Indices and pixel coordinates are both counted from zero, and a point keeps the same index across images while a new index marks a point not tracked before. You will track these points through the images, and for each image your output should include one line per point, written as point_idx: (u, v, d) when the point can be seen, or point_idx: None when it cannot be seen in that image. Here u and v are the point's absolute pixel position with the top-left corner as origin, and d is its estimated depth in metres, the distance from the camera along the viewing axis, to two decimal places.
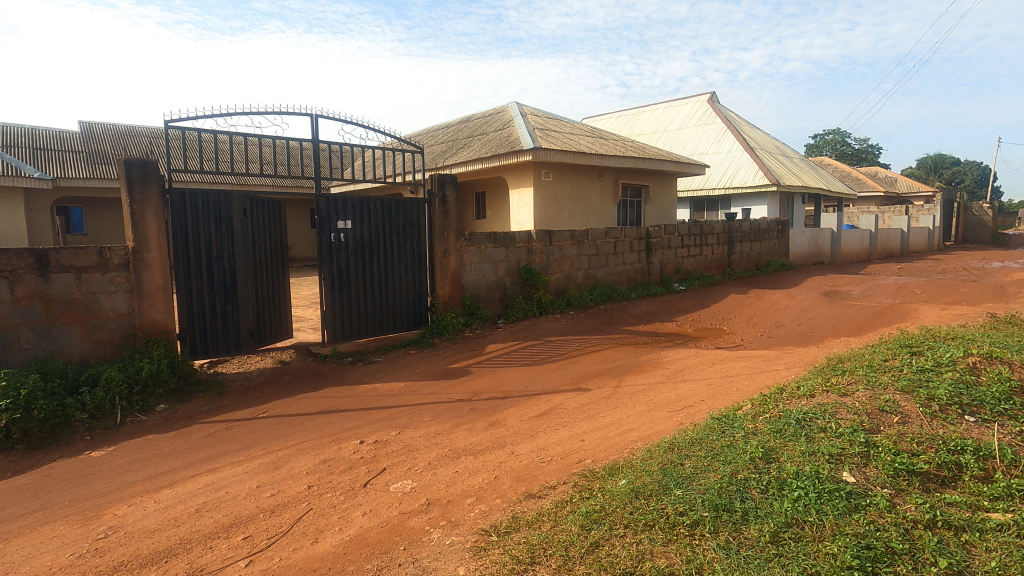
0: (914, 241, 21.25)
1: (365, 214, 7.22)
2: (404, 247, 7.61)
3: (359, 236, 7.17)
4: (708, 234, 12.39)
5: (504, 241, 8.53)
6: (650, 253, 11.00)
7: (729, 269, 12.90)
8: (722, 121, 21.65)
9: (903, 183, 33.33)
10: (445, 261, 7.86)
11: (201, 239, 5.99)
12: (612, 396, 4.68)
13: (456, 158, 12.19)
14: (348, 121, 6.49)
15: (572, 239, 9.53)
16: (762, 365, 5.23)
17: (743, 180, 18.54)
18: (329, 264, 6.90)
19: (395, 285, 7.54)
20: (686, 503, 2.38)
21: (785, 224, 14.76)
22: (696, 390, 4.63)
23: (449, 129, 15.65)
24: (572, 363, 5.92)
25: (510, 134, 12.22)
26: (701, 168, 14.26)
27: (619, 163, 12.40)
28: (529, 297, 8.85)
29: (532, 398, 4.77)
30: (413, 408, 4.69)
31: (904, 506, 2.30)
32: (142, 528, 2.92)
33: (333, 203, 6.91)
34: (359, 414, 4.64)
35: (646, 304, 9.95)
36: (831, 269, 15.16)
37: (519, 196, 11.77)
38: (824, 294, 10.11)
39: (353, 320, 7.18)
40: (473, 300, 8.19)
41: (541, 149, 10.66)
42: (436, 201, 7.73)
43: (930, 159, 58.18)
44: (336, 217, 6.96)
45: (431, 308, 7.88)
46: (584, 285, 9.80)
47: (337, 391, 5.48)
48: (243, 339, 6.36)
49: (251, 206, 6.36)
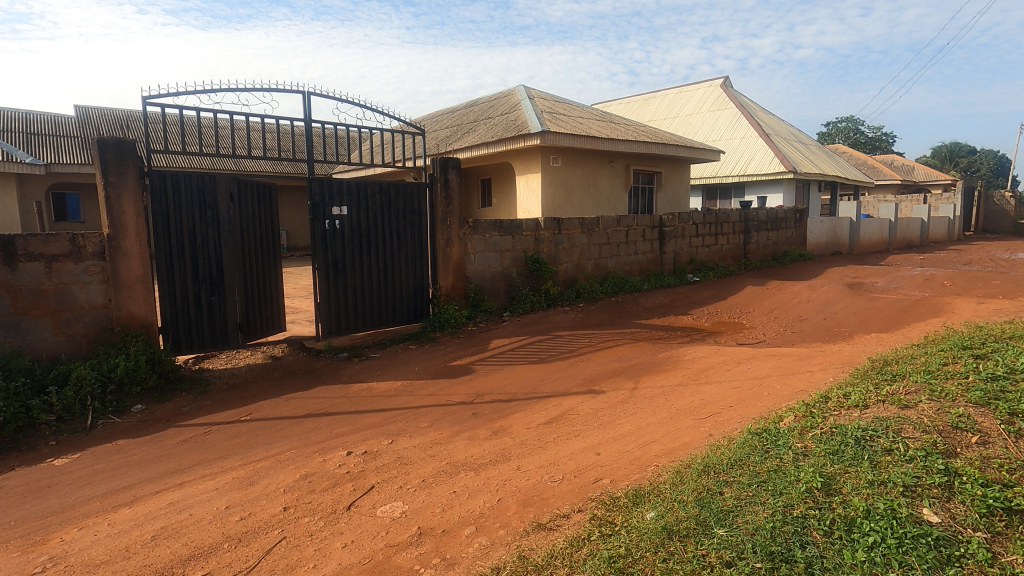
0: (934, 231, 20.56)
1: (363, 200, 6.79)
2: (404, 235, 7.16)
3: (355, 222, 6.73)
4: (724, 223, 11.85)
5: (510, 229, 8.05)
6: (663, 242, 10.48)
7: (744, 259, 12.36)
8: (736, 106, 20.97)
9: (920, 171, 32.46)
10: (448, 250, 7.41)
11: (183, 224, 5.57)
12: (628, 400, 4.23)
13: (461, 143, 11.70)
14: (343, 100, 6.07)
15: (582, 227, 9.04)
16: (793, 365, 4.76)
17: (758, 167, 17.92)
18: (323, 252, 6.48)
19: (394, 275, 7.11)
20: (733, 548, 1.94)
21: (803, 213, 14.19)
22: (722, 394, 4.17)
23: (455, 114, 15.13)
24: (582, 361, 5.47)
25: (517, 118, 11.69)
26: (717, 154, 13.67)
27: (631, 148, 11.87)
28: (536, 288, 8.37)
29: (540, 401, 4.33)
30: (408, 412, 4.26)
31: (1008, 557, 1.84)
32: (87, 560, 2.51)
33: (328, 187, 6.48)
34: (349, 419, 4.22)
35: (659, 296, 9.45)
36: (850, 261, 14.58)
37: (526, 182, 11.26)
38: (847, 286, 9.59)
39: (349, 313, 6.75)
40: (477, 291, 7.74)
41: (548, 131, 10.15)
42: (438, 185, 7.28)
43: (945, 148, 57.09)
44: (331, 202, 6.53)
45: (432, 299, 7.42)
46: (594, 275, 9.32)
47: (329, 390, 5.06)
48: (231, 333, 5.96)
49: (238, 190, 5.92)
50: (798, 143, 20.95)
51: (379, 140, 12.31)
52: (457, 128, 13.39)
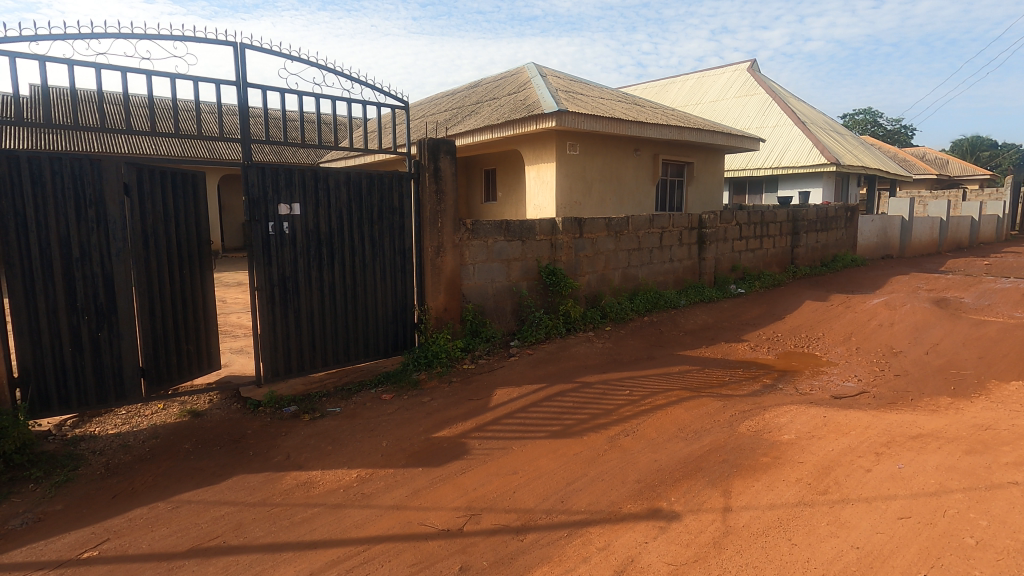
0: (985, 232, 18.66)
1: (325, 195, 5.05)
2: (381, 240, 5.43)
3: (312, 224, 4.99)
4: (770, 223, 10.08)
5: (519, 233, 6.34)
6: (702, 247, 8.70)
7: (792, 266, 10.59)
8: (766, 92, 19.07)
9: (955, 165, 30.40)
10: (439, 260, 5.73)
11: (49, 230, 3.87)
12: (725, 541, 2.50)
13: (461, 127, 9.94)
14: (291, 54, 4.43)
15: (608, 229, 7.28)
16: (974, 465, 3.00)
17: (794, 159, 16.18)
18: (265, 265, 4.75)
19: (365, 295, 5.36)
20: None
21: (853, 211, 12.37)
22: (892, 541, 2.42)
23: (455, 96, 13.33)
24: (628, 435, 3.73)
25: (528, 97, 9.92)
26: (756, 142, 11.85)
27: (661, 134, 10.10)
28: (552, 308, 6.64)
29: (575, 538, 2.59)
30: (354, 560, 2.53)
31: None
32: None
33: (274, 176, 4.76)
34: (255, 570, 2.50)
35: (702, 315, 7.71)
36: (906, 267, 12.76)
37: (538, 172, 9.47)
38: (935, 305, 7.80)
39: (304, 347, 5.03)
40: (477, 313, 6.04)
41: (567, 111, 8.37)
42: (426, 176, 5.57)
43: (968, 141, 54.88)
44: (278, 197, 4.79)
45: (418, 325, 5.72)
46: (622, 288, 7.56)
47: (247, 485, 3.33)
48: (128, 383, 4.26)
49: (137, 179, 4.20)
50: (833, 131, 19.04)
51: (368, 124, 10.60)
52: (458, 111, 11.61)
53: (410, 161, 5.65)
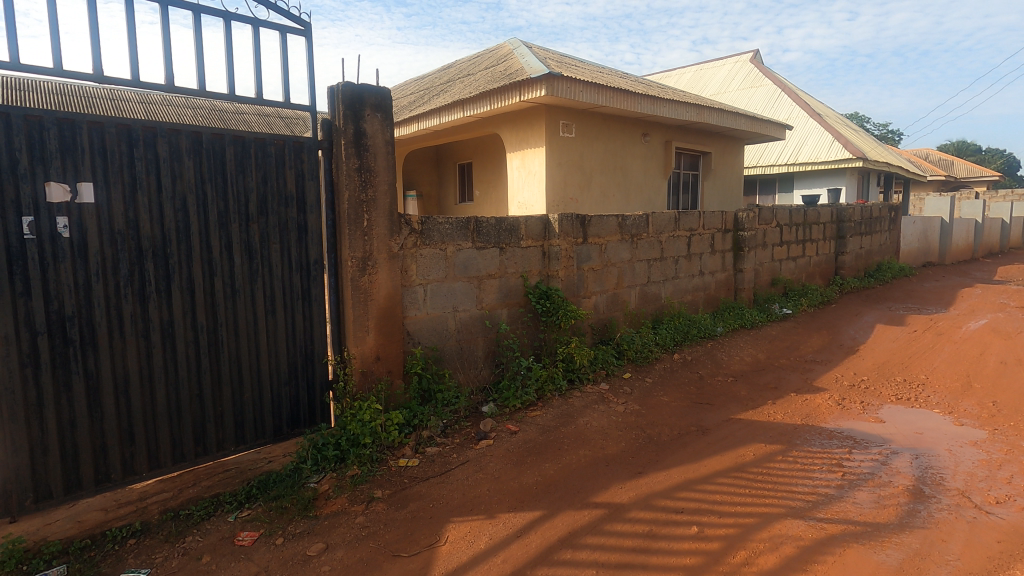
0: (1015, 234, 16.93)
1: (149, 169, 2.86)
2: (262, 247, 3.24)
3: (123, 220, 2.80)
4: (814, 225, 8.06)
5: (494, 235, 4.22)
6: (739, 254, 6.63)
7: (837, 277, 8.58)
8: (774, 83, 17.23)
9: (959, 168, 28.97)
10: (366, 279, 3.56)
11: None
12: None
13: (426, 107, 7.84)
14: None
15: (622, 232, 5.18)
16: None
17: (813, 155, 14.29)
18: (15, 299, 2.55)
19: (234, 341, 3.17)
20: None
21: (897, 210, 10.43)
22: None
23: (424, 80, 11.24)
24: None
25: (509, 68, 7.84)
26: (782, 130, 9.88)
27: (676, 115, 8.08)
28: (544, 346, 4.52)
29: None
30: None
31: None
32: None
33: (32, 134, 2.56)
34: None
35: (748, 349, 5.64)
36: (956, 276, 10.84)
37: (522, 160, 7.36)
38: None
39: (107, 444, 2.80)
40: (429, 362, 3.90)
41: (561, 76, 6.30)
42: (342, 145, 3.42)
43: (955, 147, 54.21)
44: (44, 171, 2.60)
45: (333, 385, 3.54)
46: (640, 314, 5.46)
47: None
48: None
49: None
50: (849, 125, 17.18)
51: None
52: (425, 93, 9.52)
53: (318, 121, 3.49)
